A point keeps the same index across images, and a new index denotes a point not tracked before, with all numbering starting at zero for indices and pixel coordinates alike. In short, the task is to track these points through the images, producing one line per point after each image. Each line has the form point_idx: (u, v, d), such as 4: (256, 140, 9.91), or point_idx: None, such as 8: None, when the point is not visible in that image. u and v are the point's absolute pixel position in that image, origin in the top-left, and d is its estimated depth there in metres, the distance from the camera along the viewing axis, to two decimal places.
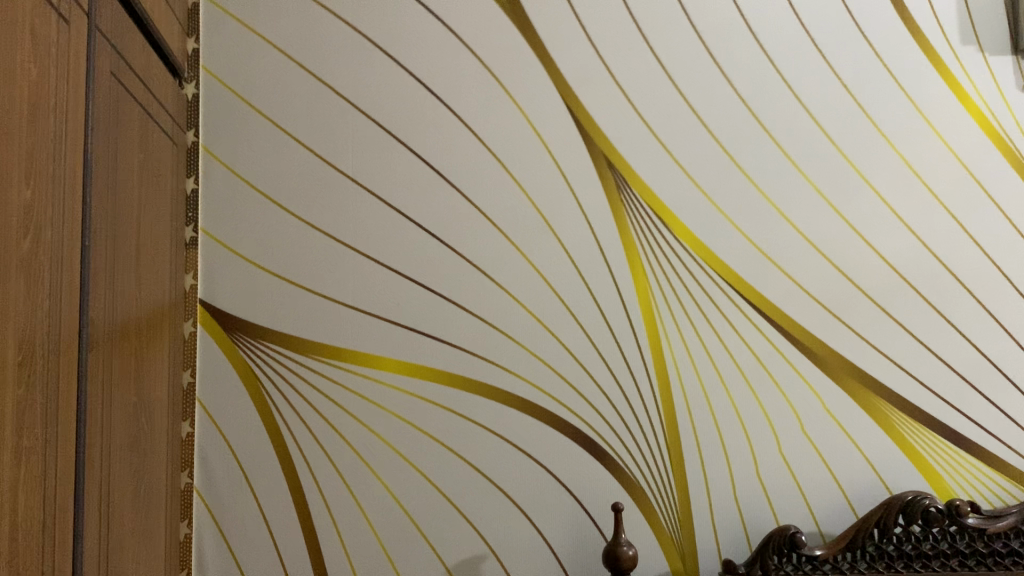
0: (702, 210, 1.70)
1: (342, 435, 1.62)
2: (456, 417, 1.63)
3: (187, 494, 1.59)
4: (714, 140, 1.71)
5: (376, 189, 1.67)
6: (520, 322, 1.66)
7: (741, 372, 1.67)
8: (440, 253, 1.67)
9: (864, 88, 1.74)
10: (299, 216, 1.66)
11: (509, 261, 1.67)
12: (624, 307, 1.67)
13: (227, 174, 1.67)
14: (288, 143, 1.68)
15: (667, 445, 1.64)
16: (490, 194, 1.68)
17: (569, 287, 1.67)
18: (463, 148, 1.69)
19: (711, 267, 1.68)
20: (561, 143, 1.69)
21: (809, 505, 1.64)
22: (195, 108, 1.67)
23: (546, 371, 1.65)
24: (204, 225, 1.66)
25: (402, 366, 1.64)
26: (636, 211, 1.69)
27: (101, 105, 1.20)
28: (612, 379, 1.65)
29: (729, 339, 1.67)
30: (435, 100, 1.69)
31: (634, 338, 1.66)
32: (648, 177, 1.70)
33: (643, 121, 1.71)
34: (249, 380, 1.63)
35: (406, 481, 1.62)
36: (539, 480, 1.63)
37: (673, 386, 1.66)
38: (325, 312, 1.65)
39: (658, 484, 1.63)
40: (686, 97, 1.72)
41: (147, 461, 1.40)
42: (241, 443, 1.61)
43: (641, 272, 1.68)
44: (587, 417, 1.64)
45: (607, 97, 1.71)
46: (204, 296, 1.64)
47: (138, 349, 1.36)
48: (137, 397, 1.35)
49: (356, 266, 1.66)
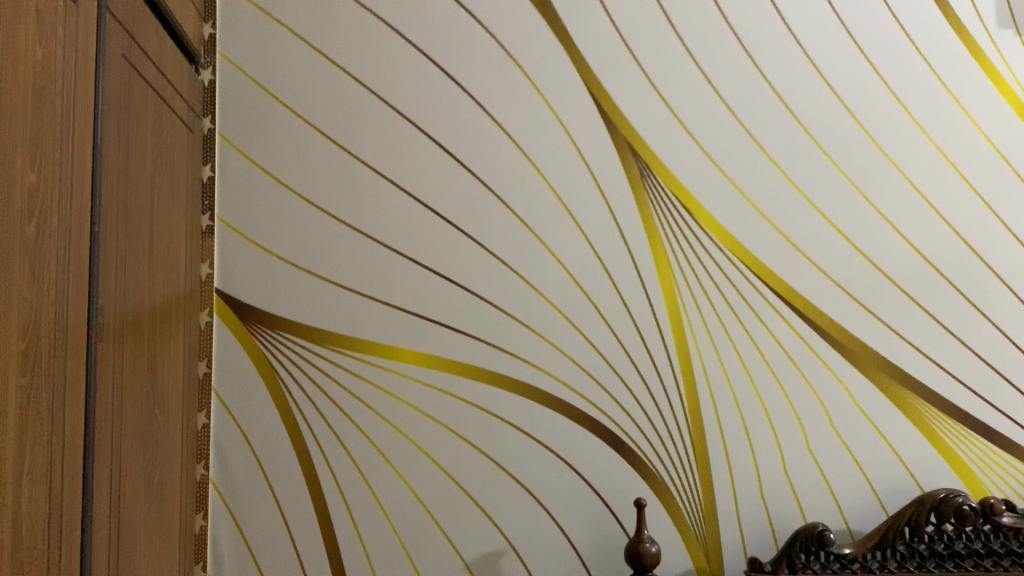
0: (728, 198, 1.65)
1: (360, 428, 1.59)
2: (475, 409, 1.60)
3: (203, 486, 1.57)
4: (741, 125, 1.67)
5: (395, 177, 1.64)
6: (541, 313, 1.62)
7: (768, 365, 1.62)
8: (458, 242, 1.63)
9: (896, 72, 1.68)
10: (316, 204, 1.63)
11: (530, 250, 1.63)
12: (648, 298, 1.63)
13: (243, 162, 1.64)
14: (305, 129, 1.64)
15: (692, 440, 1.60)
16: (510, 182, 1.64)
17: (591, 278, 1.63)
18: (483, 135, 1.65)
19: (737, 257, 1.64)
20: (583, 130, 1.65)
21: (838, 500, 1.60)
22: (211, 95, 1.64)
23: (567, 363, 1.61)
24: (220, 213, 1.63)
25: (421, 357, 1.61)
26: (659, 199, 1.65)
27: (112, 90, 1.17)
28: (635, 371, 1.61)
29: (756, 331, 1.63)
30: (454, 86, 1.66)
31: (658, 330, 1.62)
32: (673, 164, 1.65)
33: (667, 107, 1.67)
34: (265, 370, 1.60)
35: (425, 474, 1.59)
36: (560, 475, 1.59)
37: (697, 379, 1.62)
38: (341, 302, 1.62)
39: (682, 480, 1.59)
40: (711, 82, 1.67)
41: (161, 453, 1.38)
42: (257, 435, 1.59)
43: (665, 262, 1.64)
44: (610, 411, 1.60)
45: (631, 83, 1.67)
46: (220, 285, 1.62)
47: (151, 339, 1.33)
48: (151, 388, 1.33)
49: (374, 255, 1.63)
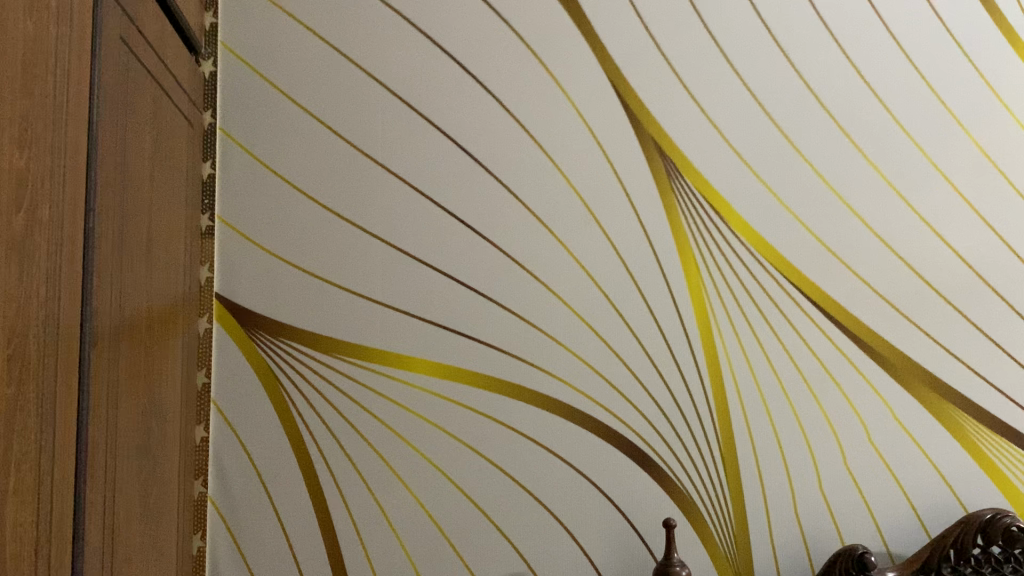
0: (761, 200, 1.58)
1: (370, 443, 1.50)
2: (492, 423, 1.51)
3: (201, 504, 1.46)
4: (773, 124, 1.59)
5: (407, 176, 1.55)
6: (563, 321, 1.54)
7: (802, 377, 1.56)
8: (476, 245, 1.54)
9: (935, 68, 1.63)
10: (324, 204, 1.54)
11: (551, 255, 1.55)
12: (676, 305, 1.55)
13: (247, 159, 1.54)
14: (312, 124, 1.55)
15: (722, 457, 1.53)
16: (531, 182, 1.56)
17: (615, 285, 1.55)
18: (501, 133, 1.56)
19: (771, 264, 1.57)
20: (608, 129, 1.57)
21: (876, 520, 1.55)
22: (212, 87, 1.54)
23: (591, 375, 1.53)
24: (221, 213, 1.53)
25: (435, 367, 1.51)
26: (688, 201, 1.57)
27: (109, 74, 1.07)
28: (663, 385, 1.54)
29: (790, 342, 1.56)
30: (471, 81, 1.57)
31: (687, 341, 1.55)
32: (702, 165, 1.58)
33: (697, 105, 1.59)
34: (268, 381, 1.50)
35: (439, 493, 1.50)
36: (583, 493, 1.51)
37: (728, 392, 1.55)
38: (351, 308, 1.52)
39: (711, 498, 1.52)
40: (743, 78, 1.60)
41: (158, 468, 1.28)
42: (260, 450, 1.49)
43: (694, 267, 1.56)
44: (636, 426, 1.52)
45: (658, 79, 1.58)
46: (220, 289, 1.52)
47: (148, 347, 1.24)
48: (147, 400, 1.23)
49: (385, 258, 1.53)
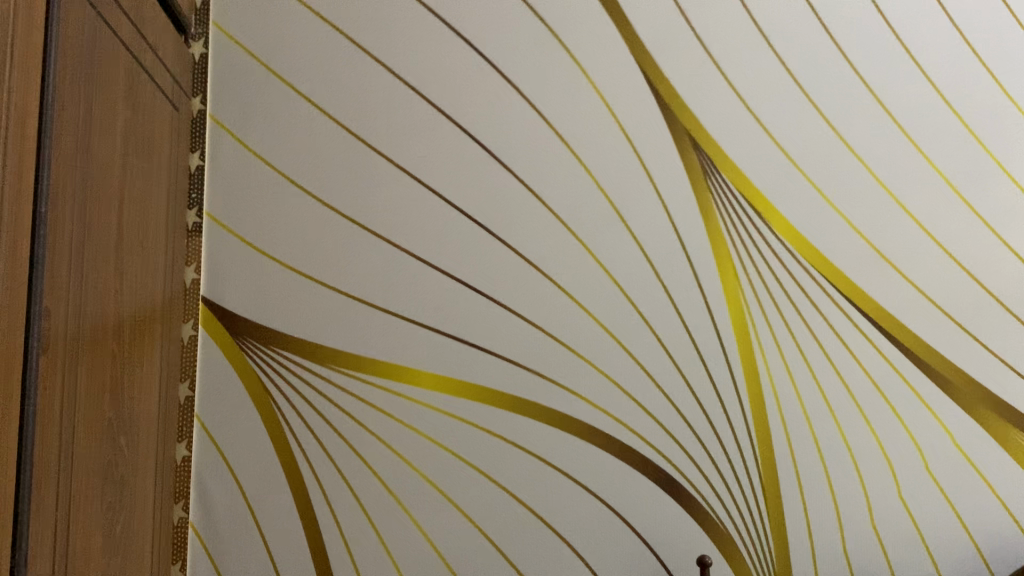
0: (804, 199, 1.45)
1: (370, 465, 1.37)
2: (505, 444, 1.38)
3: (180, 530, 1.33)
4: (820, 115, 1.45)
5: (415, 170, 1.41)
6: (586, 332, 1.41)
7: (849, 393, 1.43)
8: (490, 247, 1.41)
9: (998, 54, 1.47)
10: (323, 200, 1.40)
11: (573, 259, 1.42)
12: (711, 315, 1.42)
13: (238, 149, 1.40)
14: (309, 111, 1.41)
15: (761, 482, 1.41)
16: (550, 178, 1.42)
17: (644, 293, 1.42)
18: (518, 124, 1.43)
19: (816, 269, 1.44)
20: (637, 121, 1.43)
21: (930, 550, 1.43)
22: (202, 71, 1.40)
23: (614, 392, 1.40)
24: (208, 208, 1.39)
25: (445, 382, 1.39)
26: (725, 199, 1.44)
27: (71, 38, 0.93)
28: (696, 404, 1.41)
29: (837, 356, 1.44)
30: (486, 65, 1.43)
31: (723, 355, 1.42)
32: (741, 160, 1.44)
33: (736, 94, 1.45)
34: (257, 394, 1.37)
35: (445, 522, 1.37)
36: (604, 522, 1.39)
37: (768, 410, 1.42)
38: (351, 316, 1.39)
39: (750, 530, 1.41)
40: (786, 65, 1.45)
41: (128, 492, 1.13)
42: (247, 471, 1.35)
43: (732, 273, 1.43)
44: (664, 449, 1.40)
45: (693, 66, 1.45)
46: (207, 292, 1.38)
47: (117, 355, 1.09)
48: (116, 415, 1.08)
49: (389, 260, 1.40)
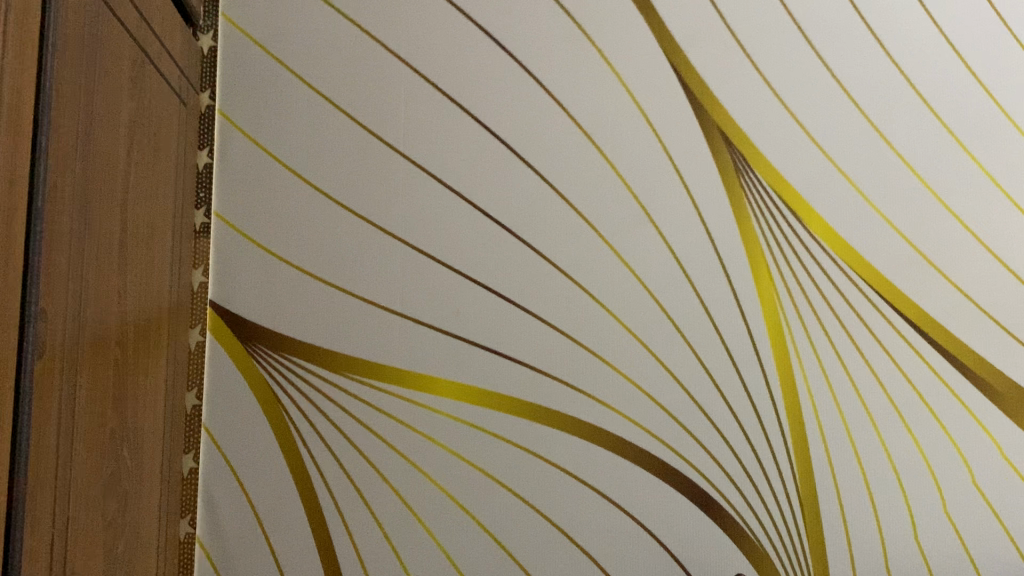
0: (842, 199, 1.39)
1: (385, 477, 1.30)
2: (528, 456, 1.32)
3: (187, 546, 1.27)
4: (859, 111, 1.40)
5: (434, 168, 1.35)
6: (614, 338, 1.35)
7: (891, 402, 1.37)
8: (512, 249, 1.35)
9: None
10: (337, 200, 1.34)
11: (600, 261, 1.36)
12: (745, 319, 1.36)
13: (248, 146, 1.34)
14: (323, 107, 1.35)
15: (799, 495, 1.35)
16: (575, 177, 1.36)
17: (673, 297, 1.36)
18: (541, 120, 1.37)
19: (856, 272, 1.38)
20: (666, 117, 1.37)
21: (974, 561, 1.37)
22: (210, 65, 1.34)
23: (643, 400, 1.34)
24: (217, 208, 1.33)
25: (464, 390, 1.32)
26: (758, 198, 1.37)
27: (72, 23, 0.87)
28: (729, 413, 1.35)
29: (877, 361, 1.38)
30: (508, 60, 1.37)
31: (757, 362, 1.36)
32: (776, 158, 1.38)
33: (771, 90, 1.39)
34: (267, 403, 1.30)
35: (464, 537, 1.30)
36: (632, 537, 1.32)
37: (806, 420, 1.36)
38: (367, 320, 1.32)
39: (786, 544, 1.34)
40: (823, 60, 1.40)
41: (131, 508, 1.06)
42: (258, 484, 1.29)
43: (766, 275, 1.37)
44: (696, 461, 1.34)
45: (724, 61, 1.39)
46: (215, 296, 1.31)
47: (120, 361, 1.02)
48: (119, 425, 1.01)
49: (407, 263, 1.34)
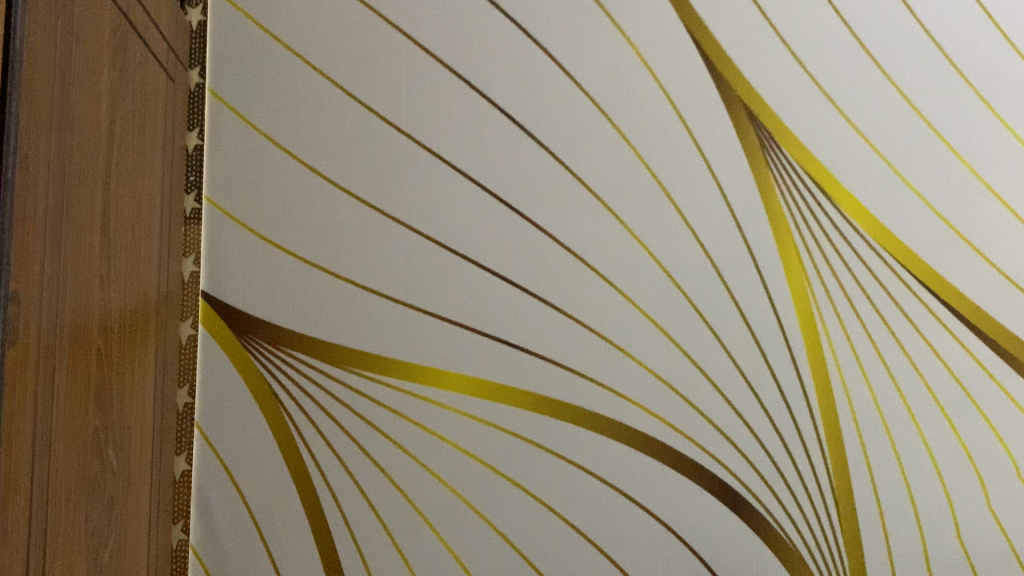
0: (874, 176, 1.32)
1: (392, 478, 1.22)
2: (543, 454, 1.24)
3: (180, 555, 1.18)
4: (890, 83, 1.33)
5: (441, 148, 1.27)
6: (633, 327, 1.27)
7: (928, 390, 1.30)
8: (524, 233, 1.27)
9: None
10: (338, 184, 1.26)
11: (618, 246, 1.28)
12: (773, 304, 1.29)
13: (241, 126, 1.25)
14: (322, 85, 1.27)
15: (833, 493, 1.27)
16: (591, 156, 1.28)
17: (696, 283, 1.28)
18: (553, 97, 1.29)
19: (890, 254, 1.31)
20: (686, 93, 1.30)
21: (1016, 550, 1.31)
22: (199, 41, 1.25)
23: (665, 392, 1.26)
24: (209, 193, 1.24)
25: (475, 385, 1.24)
26: (785, 176, 1.30)
27: None
28: (758, 406, 1.27)
29: (912, 346, 1.31)
30: (519, 33, 1.29)
31: (787, 352, 1.28)
32: (804, 134, 1.31)
33: (797, 61, 1.32)
34: (265, 400, 1.22)
35: (476, 541, 1.22)
36: (655, 537, 1.24)
37: (839, 411, 1.28)
38: (370, 311, 1.24)
39: (817, 543, 1.26)
40: (852, 29, 1.33)
41: (118, 513, 0.97)
42: (255, 487, 1.21)
43: (795, 257, 1.30)
44: (723, 456, 1.26)
45: (746, 33, 1.31)
46: (207, 287, 1.23)
47: (104, 354, 0.93)
48: (103, 424, 0.93)
49: (412, 250, 1.26)
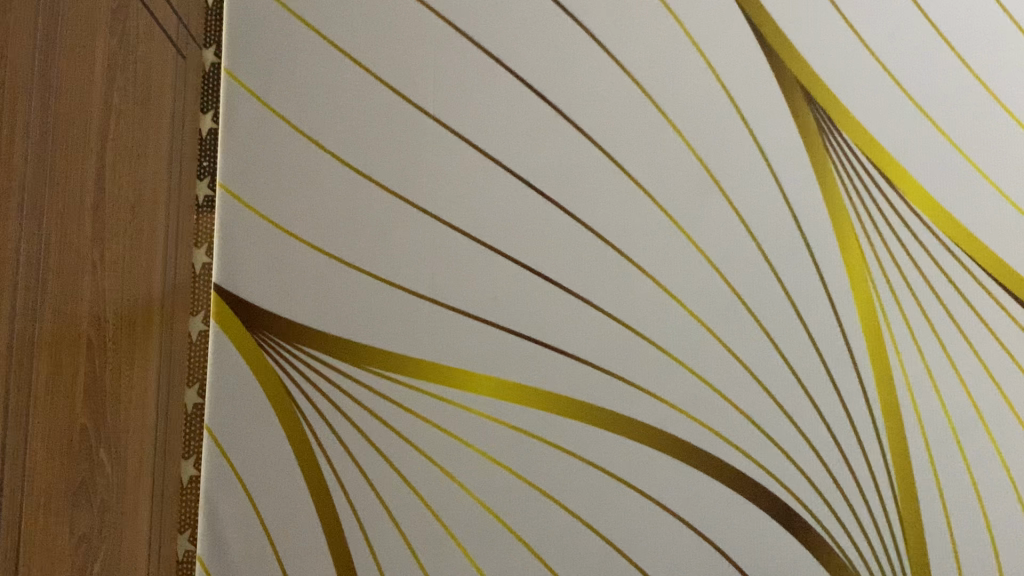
0: (943, 164, 1.20)
1: (414, 486, 1.13)
2: (577, 462, 1.14)
3: (185, 565, 1.11)
4: (963, 64, 1.21)
5: (471, 133, 1.18)
6: (677, 326, 1.17)
7: (1005, 398, 1.18)
8: (559, 223, 1.17)
9: None
10: (359, 170, 1.17)
11: (662, 239, 1.18)
12: (831, 302, 1.18)
13: (257, 108, 1.17)
14: (344, 64, 1.18)
15: (898, 512, 1.16)
16: (633, 141, 1.19)
17: (746, 278, 1.18)
18: (593, 79, 1.19)
19: (963, 250, 1.20)
20: (737, 73, 1.20)
21: None
22: (216, 18, 1.19)
23: (712, 397, 1.16)
24: (223, 179, 1.16)
25: (505, 388, 1.14)
26: (846, 163, 1.20)
27: None
28: (813, 414, 1.16)
29: (986, 350, 1.19)
30: (558, 11, 1.20)
31: (847, 356, 1.17)
32: (868, 119, 1.20)
33: (860, 40, 1.21)
34: (279, 400, 1.13)
35: (504, 555, 1.13)
36: (700, 555, 1.14)
37: (904, 420, 1.17)
38: (392, 307, 1.15)
39: (876, 564, 1.15)
40: (920, 5, 1.22)
41: (110, 522, 0.89)
42: (267, 494, 1.12)
43: (856, 251, 1.19)
44: (775, 469, 1.16)
45: (803, 8, 1.21)
46: (221, 279, 1.15)
47: (95, 347, 0.85)
48: (92, 423, 0.84)
49: (438, 241, 1.17)
